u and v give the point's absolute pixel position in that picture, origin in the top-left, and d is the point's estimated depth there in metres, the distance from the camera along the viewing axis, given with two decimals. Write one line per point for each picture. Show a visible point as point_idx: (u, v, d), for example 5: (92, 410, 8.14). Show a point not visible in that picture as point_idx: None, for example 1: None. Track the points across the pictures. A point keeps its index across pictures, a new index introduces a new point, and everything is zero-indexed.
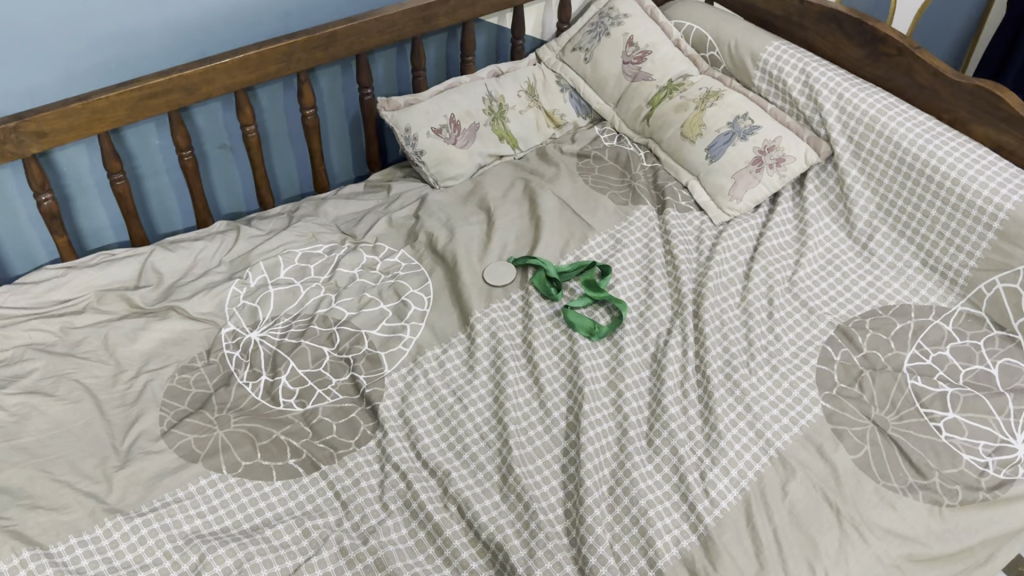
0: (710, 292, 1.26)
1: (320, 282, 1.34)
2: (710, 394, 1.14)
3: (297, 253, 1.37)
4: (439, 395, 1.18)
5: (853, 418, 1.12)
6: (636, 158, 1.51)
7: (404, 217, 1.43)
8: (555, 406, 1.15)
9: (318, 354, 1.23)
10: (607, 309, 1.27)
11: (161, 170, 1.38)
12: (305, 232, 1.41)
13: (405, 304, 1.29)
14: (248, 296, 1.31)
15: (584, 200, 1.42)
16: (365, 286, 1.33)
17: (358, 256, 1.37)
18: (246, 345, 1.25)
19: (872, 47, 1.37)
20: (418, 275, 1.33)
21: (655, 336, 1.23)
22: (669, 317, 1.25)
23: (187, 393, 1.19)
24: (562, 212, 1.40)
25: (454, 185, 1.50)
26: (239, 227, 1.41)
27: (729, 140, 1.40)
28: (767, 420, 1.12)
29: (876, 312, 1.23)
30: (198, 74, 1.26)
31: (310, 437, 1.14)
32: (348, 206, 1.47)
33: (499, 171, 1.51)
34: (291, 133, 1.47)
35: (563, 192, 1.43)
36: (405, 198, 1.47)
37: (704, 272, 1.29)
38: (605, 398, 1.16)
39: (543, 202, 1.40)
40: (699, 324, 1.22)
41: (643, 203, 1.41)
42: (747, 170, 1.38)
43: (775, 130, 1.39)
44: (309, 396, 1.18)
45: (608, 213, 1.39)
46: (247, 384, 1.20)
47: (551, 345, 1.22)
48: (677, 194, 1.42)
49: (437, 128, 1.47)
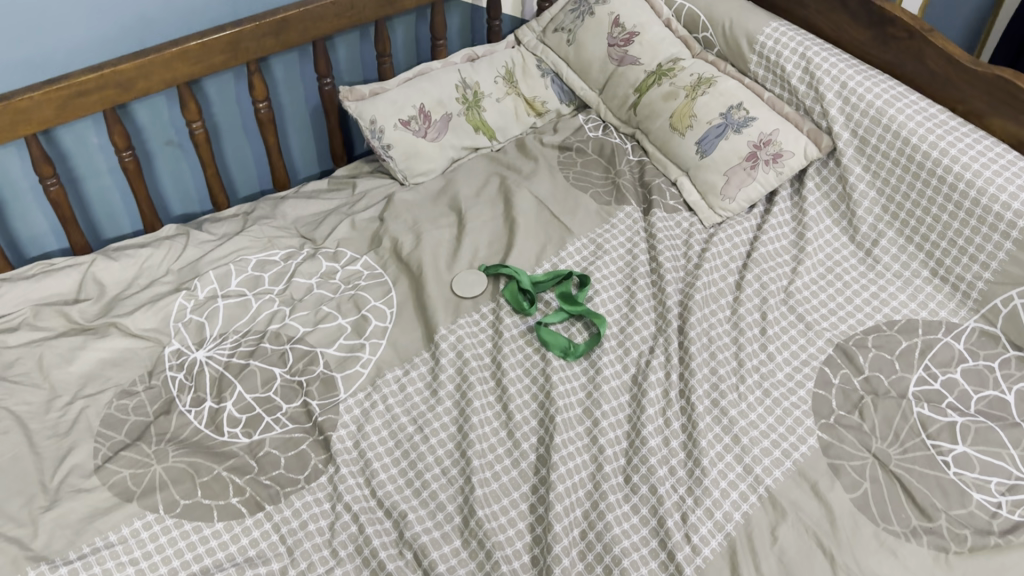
0: (698, 306, 1.14)
1: (274, 293, 1.23)
2: (694, 424, 1.03)
3: (251, 260, 1.27)
4: (398, 424, 1.08)
5: (851, 450, 1.01)
6: (622, 150, 1.39)
7: (368, 219, 1.32)
8: (524, 437, 1.05)
9: (269, 377, 1.14)
10: (584, 325, 1.16)
11: (102, 171, 1.27)
12: (260, 236, 1.30)
13: (364, 319, 1.18)
14: (195, 310, 1.21)
15: (563, 199, 1.30)
16: (323, 298, 1.22)
17: (316, 263, 1.26)
18: (191, 366, 1.16)
19: (880, 28, 1.22)
20: (382, 285, 1.23)
21: (637, 355, 1.12)
22: (653, 333, 1.14)
23: (125, 422, 1.10)
24: (539, 213, 1.28)
25: (424, 182, 1.38)
26: (190, 231, 1.31)
27: (721, 133, 1.28)
28: (756, 454, 1.01)
29: (879, 328, 1.12)
30: (132, 69, 1.14)
31: (256, 472, 1.04)
32: (309, 206, 1.36)
33: (473, 166, 1.39)
34: (246, 126, 1.35)
35: (541, 189, 1.31)
36: (370, 197, 1.36)
37: (691, 282, 1.18)
38: (579, 428, 1.05)
39: (519, 202, 1.29)
40: (685, 343, 1.11)
41: (628, 203, 1.29)
42: (741, 166, 1.26)
43: (772, 122, 1.26)
44: (256, 426, 1.09)
45: (588, 214, 1.28)
46: (190, 412, 1.11)
47: (522, 366, 1.12)
48: (665, 192, 1.30)
49: (405, 120, 1.36)
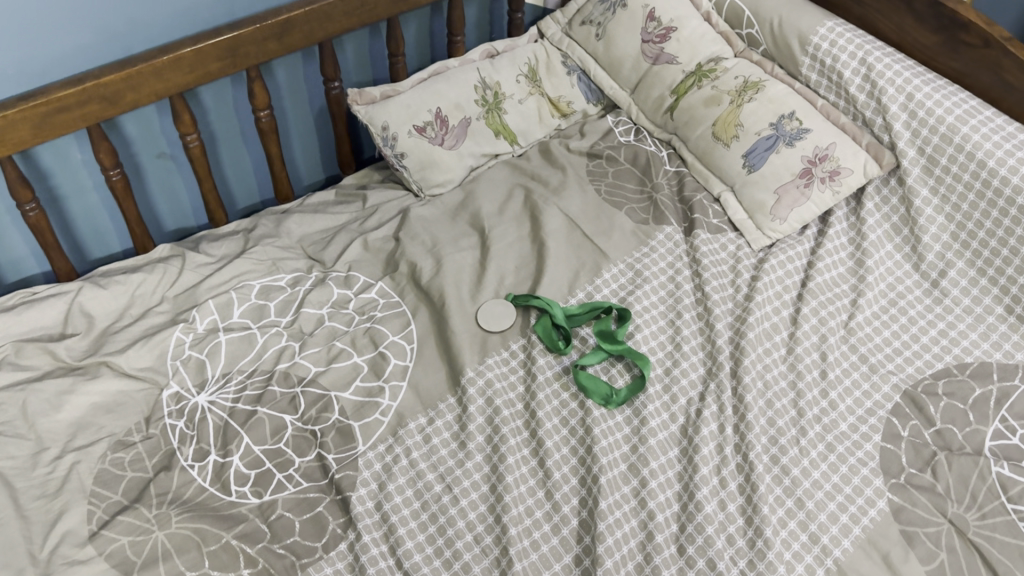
0: (752, 346, 1.04)
1: (281, 326, 1.12)
2: (753, 486, 0.94)
3: (253, 287, 1.16)
4: (424, 482, 0.97)
5: (925, 515, 0.92)
6: (658, 160, 1.27)
7: (382, 238, 1.21)
8: (564, 498, 0.95)
9: (279, 426, 1.03)
10: (626, 366, 1.05)
11: (87, 188, 1.15)
12: (263, 258, 1.19)
13: (382, 357, 1.07)
14: (194, 345, 1.10)
15: (596, 217, 1.19)
16: (335, 332, 1.11)
17: (327, 291, 1.14)
18: (192, 412, 1.05)
19: (950, 33, 1.10)
20: (400, 316, 1.11)
21: (685, 403, 1.01)
22: (703, 376, 1.03)
23: (121, 479, 0.99)
24: (571, 234, 1.17)
25: (441, 194, 1.26)
26: (186, 252, 1.19)
27: (772, 146, 1.16)
28: (822, 520, 0.92)
29: (950, 372, 1.02)
30: (118, 81, 1.01)
31: (268, 540, 0.94)
32: (316, 222, 1.24)
33: (495, 176, 1.28)
34: (245, 134, 1.23)
35: (571, 206, 1.20)
36: (383, 211, 1.24)
37: (743, 316, 1.07)
38: (625, 488, 0.95)
39: (548, 221, 1.18)
40: (738, 390, 1.01)
41: (668, 222, 1.18)
42: (794, 184, 1.15)
43: (827, 134, 1.15)
44: (267, 484, 0.99)
45: (625, 235, 1.17)
46: (192, 467, 1.00)
47: (559, 415, 1.01)
48: (708, 209, 1.19)
49: (421, 127, 1.24)
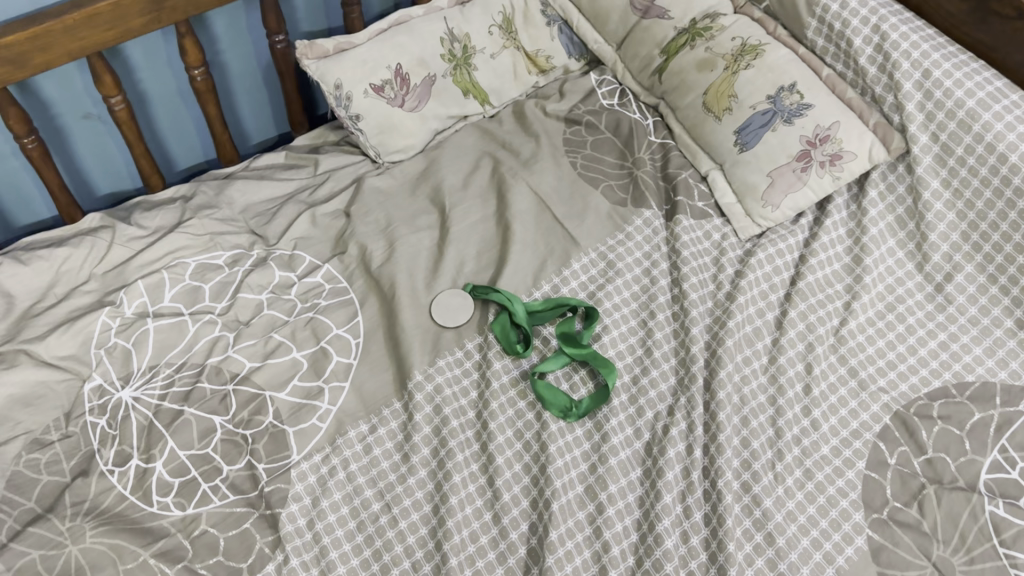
0: (729, 355, 0.93)
1: (216, 312, 1.02)
2: (720, 518, 0.85)
3: (189, 265, 1.06)
4: (362, 499, 0.89)
5: (907, 557, 0.83)
6: (641, 130, 1.15)
7: (332, 212, 1.09)
8: (513, 523, 0.87)
9: (207, 428, 0.94)
10: (590, 373, 0.96)
11: (4, 153, 1.04)
12: (200, 232, 1.08)
13: (324, 354, 0.98)
14: (121, 332, 1.01)
15: (568, 197, 1.07)
16: (275, 322, 1.01)
17: (268, 273, 1.04)
18: (115, 409, 0.96)
19: (981, 2, 0.96)
20: (346, 306, 1.01)
21: (652, 418, 0.92)
22: (674, 388, 0.94)
23: (36, 484, 0.91)
24: (539, 216, 1.06)
25: (401, 160, 1.14)
26: (116, 223, 1.09)
27: (768, 123, 1.04)
28: (794, 559, 0.83)
29: (947, 392, 0.92)
30: (23, 42, 0.87)
31: (189, 559, 0.86)
32: (261, 190, 1.13)
33: (461, 142, 1.15)
34: (182, 91, 1.11)
35: (542, 182, 1.08)
36: (335, 180, 1.13)
37: (722, 318, 0.97)
38: (580, 514, 0.87)
39: (515, 200, 1.06)
40: (712, 406, 0.91)
41: (647, 204, 1.06)
42: (790, 167, 1.02)
43: (831, 111, 1.02)
44: (191, 495, 0.91)
45: (599, 219, 1.05)
46: (112, 473, 0.92)
47: (513, 426, 0.92)
48: (693, 190, 1.07)
49: (379, 85, 1.10)
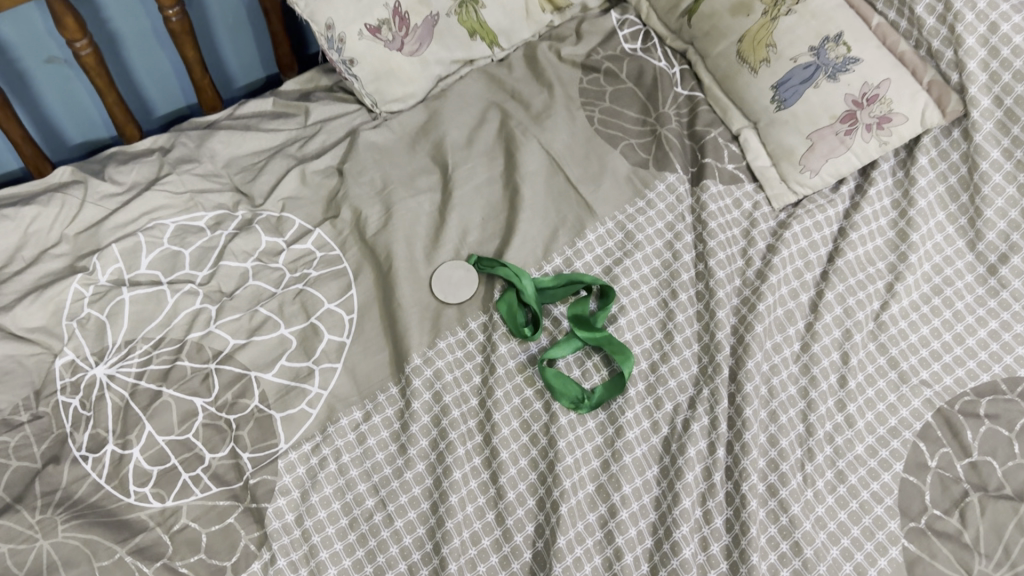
0: (758, 343, 0.85)
1: (197, 282, 0.94)
2: (744, 526, 0.77)
3: (168, 227, 0.97)
4: (354, 494, 0.82)
5: (945, 571, 0.76)
6: (667, 79, 1.03)
7: (323, 169, 1.00)
8: (517, 525, 0.80)
9: (188, 411, 0.87)
10: (605, 359, 0.87)
11: None
12: (180, 190, 0.99)
13: (314, 331, 0.90)
14: (95, 302, 0.92)
15: (584, 157, 0.97)
16: (261, 294, 0.93)
17: (253, 238, 0.95)
18: (89, 389, 0.88)
19: None
20: (339, 277, 0.93)
21: (671, 411, 0.84)
22: (697, 377, 0.86)
23: (4, 470, 0.83)
24: (551, 179, 0.96)
25: (400, 111, 1.04)
26: (88, 178, 0.99)
27: (809, 78, 0.93)
28: (823, 572, 0.76)
29: (996, 388, 0.84)
30: None
31: (170, 556, 0.79)
32: (246, 142, 1.03)
33: (467, 91, 1.04)
34: (157, 31, 1.00)
35: (555, 140, 0.98)
36: (328, 133, 1.03)
37: (752, 300, 0.88)
38: (591, 517, 0.80)
39: (525, 161, 0.96)
40: (738, 400, 0.83)
41: (671, 167, 0.96)
42: (832, 130, 0.92)
43: (881, 67, 0.91)
44: (171, 486, 0.83)
45: (617, 183, 0.96)
46: (86, 460, 0.84)
47: (520, 416, 0.84)
48: (722, 150, 0.97)
49: (375, 27, 0.98)
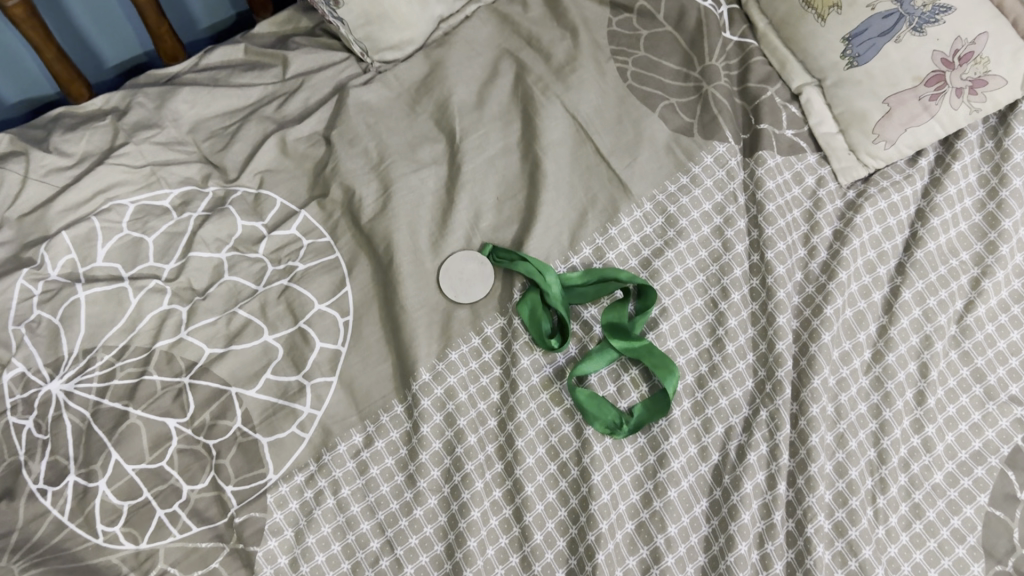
0: (825, 355, 0.73)
1: (164, 277, 0.79)
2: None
3: (127, 209, 0.82)
4: (356, 535, 0.70)
5: None
6: (714, 22, 0.87)
7: (307, 136, 0.85)
8: (546, 572, 0.68)
9: (160, 434, 0.73)
10: (645, 372, 0.75)
11: None
12: (139, 163, 0.83)
13: (303, 339, 0.76)
14: (45, 301, 0.77)
15: (616, 123, 0.82)
16: (239, 292, 0.78)
17: (228, 222, 0.80)
18: (44, 407, 0.74)
19: None
20: (331, 271, 0.78)
21: (722, 435, 0.72)
22: (753, 393, 0.74)
23: None
24: (578, 149, 0.81)
25: (394, 60, 0.88)
26: (29, 149, 0.83)
27: (889, 31, 0.78)
28: None
29: None
30: None
31: None
32: (214, 101, 0.87)
33: (475, 36, 0.88)
34: None
35: (583, 101, 0.83)
36: (312, 90, 0.88)
37: (817, 301, 0.75)
38: (631, 561, 0.69)
39: (546, 129, 0.81)
40: (802, 424, 0.72)
41: (720, 134, 0.82)
42: (914, 94, 0.77)
43: (979, 19, 0.76)
44: (145, 526, 0.70)
45: (655, 155, 0.81)
46: (44, 494, 0.70)
47: (546, 441, 0.73)
48: (780, 113, 0.83)
49: None
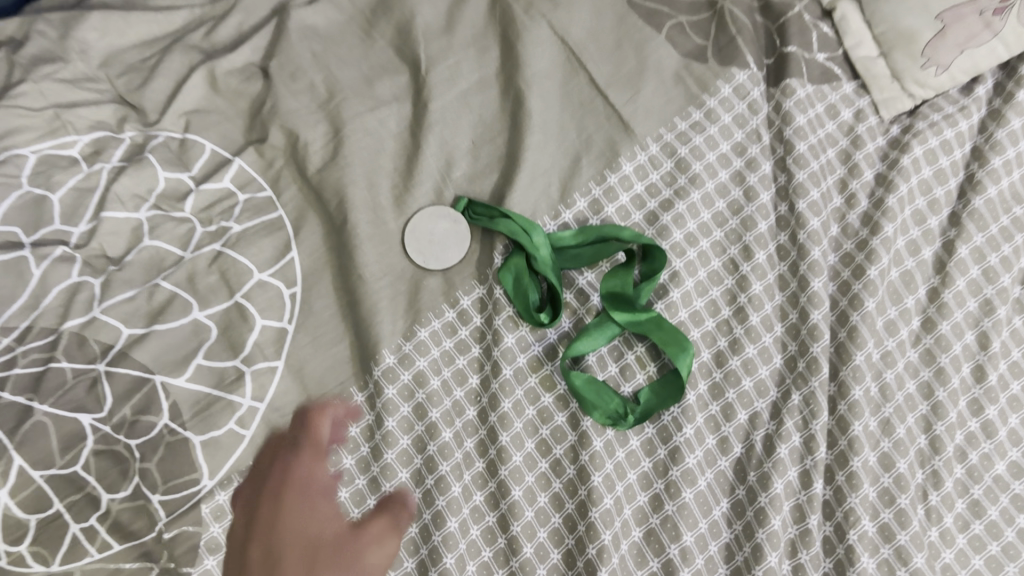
0: (869, 326, 0.61)
1: (71, 244, 0.64)
2: None
3: (26, 161, 0.65)
4: None
5: None
6: None
7: (240, 68, 0.70)
8: None
9: (72, 432, 0.57)
10: (652, 349, 0.63)
11: None
12: (39, 103, 0.67)
13: (240, 316, 0.63)
14: None
15: (615, 47, 0.68)
16: (162, 260, 0.65)
17: (147, 174, 0.66)
18: None
19: None
20: (272, 232, 0.65)
21: (746, 423, 0.60)
22: (782, 373, 0.61)
23: None
24: (569, 80, 0.68)
25: None
26: None
27: None
28: None
29: None
30: None
31: None
32: (131, 27, 0.71)
33: None
34: None
35: (574, 19, 0.68)
36: (246, 15, 0.73)
37: (859, 260, 0.63)
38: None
39: (530, 55, 0.67)
40: (843, 409, 0.60)
41: (739, 60, 0.68)
42: (974, 9, 0.65)
43: None
44: (57, 546, 0.56)
45: (660, 86, 0.67)
46: None
47: (536, 435, 0.60)
48: (810, 32, 0.69)
49: None
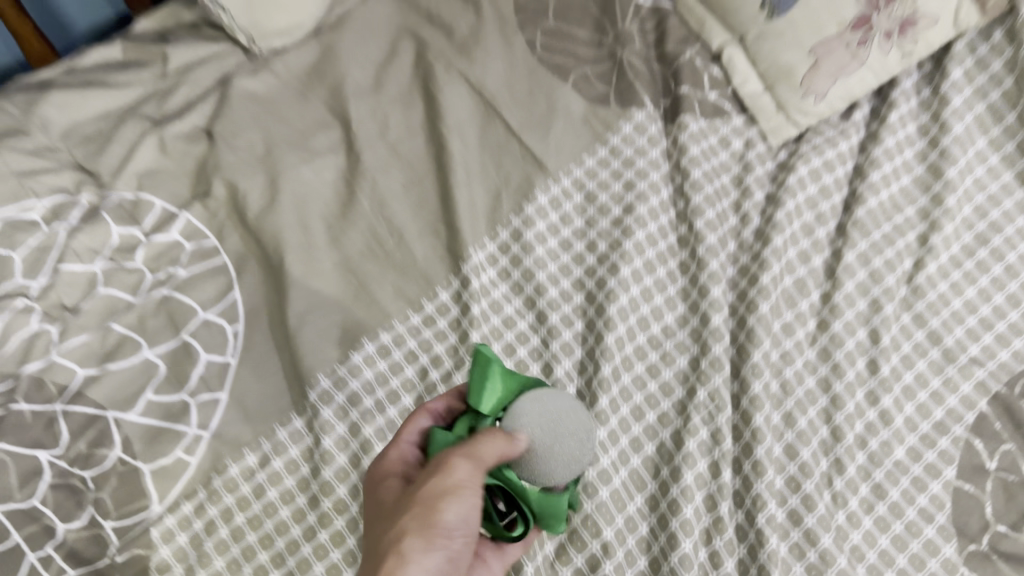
0: (765, 327, 0.67)
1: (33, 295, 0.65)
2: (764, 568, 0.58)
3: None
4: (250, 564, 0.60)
5: None
6: None
7: (189, 132, 0.75)
8: None
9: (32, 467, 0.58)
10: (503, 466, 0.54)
11: None
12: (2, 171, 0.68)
13: (186, 353, 0.65)
14: None
15: (527, 98, 0.77)
16: (116, 306, 0.67)
17: (102, 231, 0.68)
18: None
19: None
20: (216, 277, 0.69)
21: (655, 423, 0.65)
22: (685, 372, 0.67)
23: None
24: (486, 128, 0.76)
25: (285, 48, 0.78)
26: None
27: None
28: None
29: None
30: None
31: None
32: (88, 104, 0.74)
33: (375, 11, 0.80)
34: None
35: (489, 75, 0.77)
36: (199, 81, 0.78)
37: (753, 270, 0.70)
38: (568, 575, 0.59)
39: (449, 108, 0.75)
40: (744, 403, 0.65)
41: (642, 103, 0.78)
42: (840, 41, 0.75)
43: None
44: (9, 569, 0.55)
45: (568, 129, 0.76)
46: None
47: None
48: (702, 77, 0.80)
49: None
